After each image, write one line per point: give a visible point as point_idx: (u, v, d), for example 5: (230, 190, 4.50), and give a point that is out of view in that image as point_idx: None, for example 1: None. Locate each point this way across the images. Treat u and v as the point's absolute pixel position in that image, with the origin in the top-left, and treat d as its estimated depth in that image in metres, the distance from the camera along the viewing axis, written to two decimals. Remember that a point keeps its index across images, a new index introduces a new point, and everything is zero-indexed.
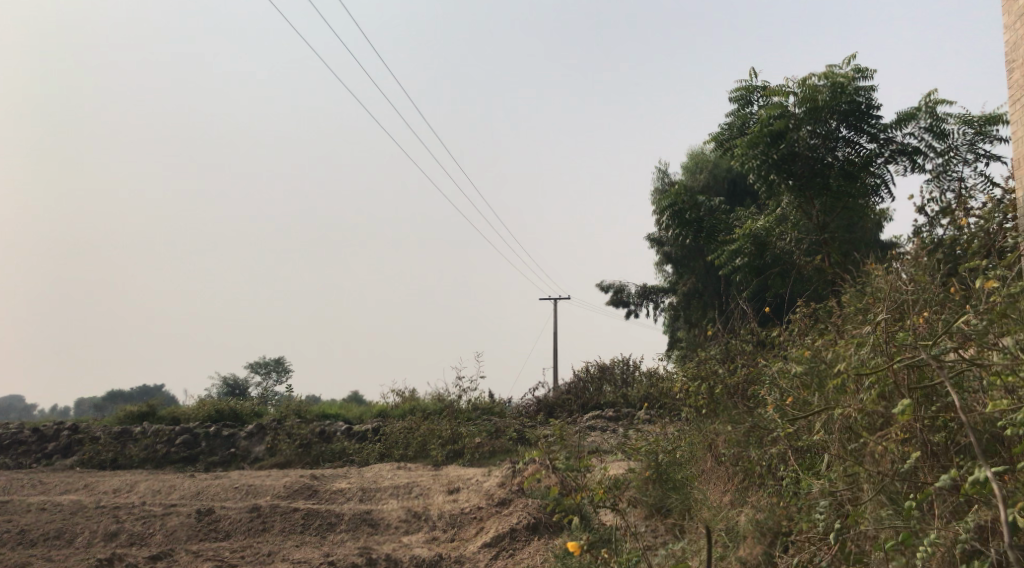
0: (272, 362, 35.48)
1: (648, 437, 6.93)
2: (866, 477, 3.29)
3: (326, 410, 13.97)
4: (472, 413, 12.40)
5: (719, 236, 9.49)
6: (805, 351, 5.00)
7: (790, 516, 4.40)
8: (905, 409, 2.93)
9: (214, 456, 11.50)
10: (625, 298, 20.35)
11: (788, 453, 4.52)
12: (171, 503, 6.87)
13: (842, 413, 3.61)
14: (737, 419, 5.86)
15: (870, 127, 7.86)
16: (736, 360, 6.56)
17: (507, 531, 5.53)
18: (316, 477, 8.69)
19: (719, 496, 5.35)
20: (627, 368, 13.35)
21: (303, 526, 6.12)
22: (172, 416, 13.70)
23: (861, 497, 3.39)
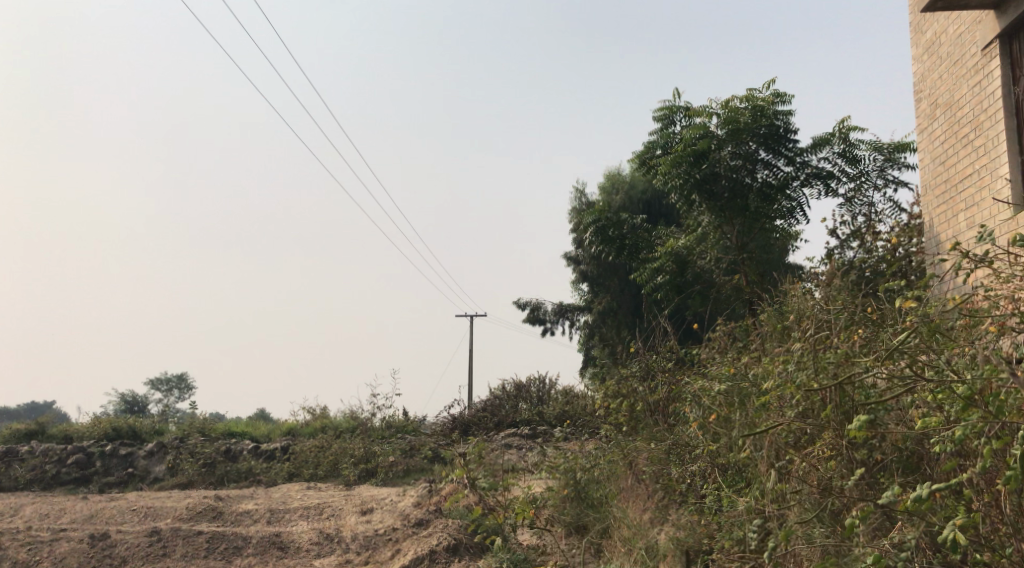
0: (173, 378, 33.66)
1: (567, 454, 6.88)
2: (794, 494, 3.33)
3: (232, 428, 13.30)
4: (386, 431, 12.08)
5: (641, 254, 9.65)
6: (727, 369, 5.10)
7: (710, 533, 4.42)
8: (859, 426, 2.93)
9: (108, 476, 10.71)
10: (541, 316, 20.46)
11: (711, 472, 4.63)
12: (60, 527, 6.29)
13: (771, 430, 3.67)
14: (659, 436, 5.90)
15: (787, 150, 8.16)
16: (656, 379, 6.56)
17: (427, 553, 5.30)
18: (221, 498, 8.20)
19: (639, 514, 5.35)
20: (543, 386, 13.34)
21: (207, 550, 5.73)
22: (63, 433, 12.72)
23: (787, 515, 3.43)
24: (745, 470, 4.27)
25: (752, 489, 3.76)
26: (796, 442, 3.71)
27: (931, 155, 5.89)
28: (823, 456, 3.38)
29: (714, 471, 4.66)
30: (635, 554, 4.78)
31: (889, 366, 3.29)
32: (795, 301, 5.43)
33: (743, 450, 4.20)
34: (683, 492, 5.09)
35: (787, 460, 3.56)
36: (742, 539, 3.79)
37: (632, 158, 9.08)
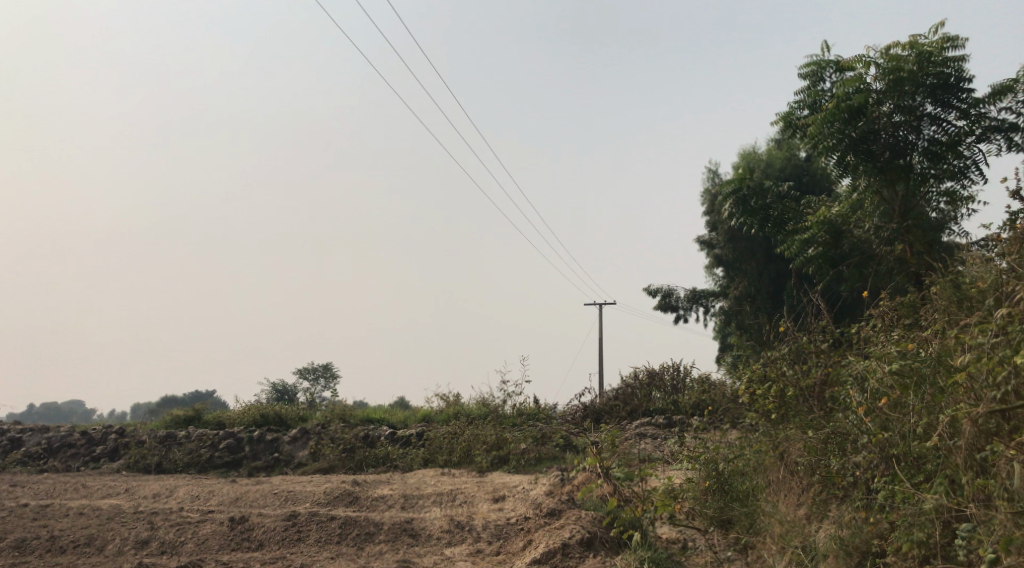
0: (319, 367, 35.42)
1: (707, 444, 6.40)
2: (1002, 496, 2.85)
3: (370, 415, 13.71)
4: (518, 418, 11.99)
5: (787, 225, 8.84)
6: (898, 347, 4.48)
7: (882, 532, 3.85)
8: None
9: (257, 461, 11.31)
10: (673, 302, 19.68)
11: (881, 464, 4.04)
12: (210, 509, 6.59)
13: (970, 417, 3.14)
14: (816, 423, 5.29)
15: (958, 102, 7.24)
16: (811, 361, 5.97)
17: (559, 546, 4.93)
18: (358, 484, 8.38)
19: (793, 510, 4.82)
20: (677, 374, 12.75)
21: (340, 535, 5.77)
22: (218, 421, 13.63)
23: (994, 517, 2.92)
24: (930, 462, 3.67)
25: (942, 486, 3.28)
26: (1002, 429, 3.11)
27: None
28: None
29: (883, 463, 4.04)
30: (791, 555, 4.31)
31: None
32: (976, 269, 4.69)
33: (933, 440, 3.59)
34: (847, 487, 4.50)
35: (992, 451, 3.03)
36: (927, 540, 3.24)
37: (776, 121, 8.42)
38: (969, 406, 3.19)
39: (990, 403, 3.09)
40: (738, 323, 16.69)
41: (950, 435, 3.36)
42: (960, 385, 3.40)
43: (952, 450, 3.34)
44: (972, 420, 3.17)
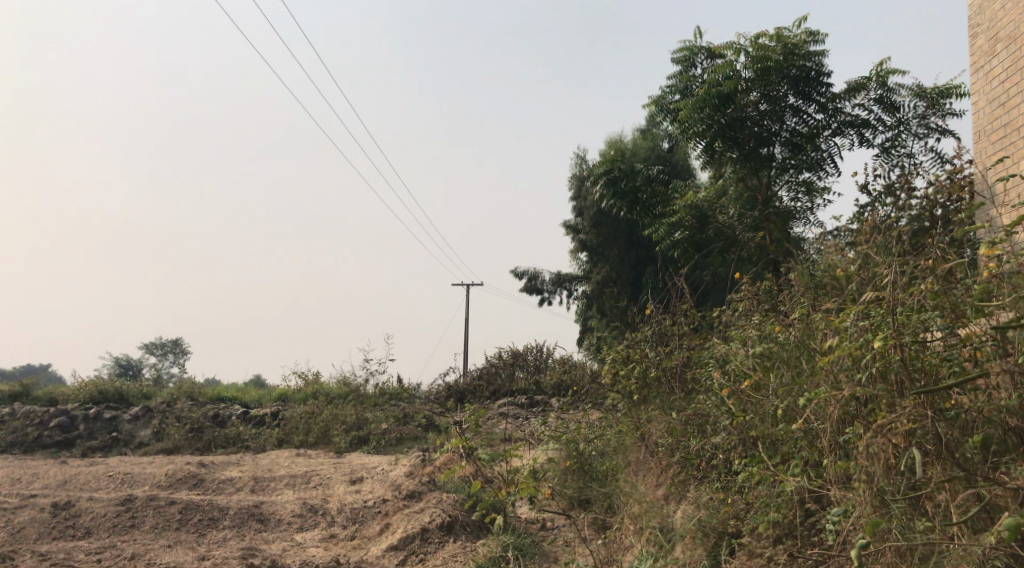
0: (165, 342, 32.89)
1: (570, 424, 6.44)
2: (864, 479, 3.01)
3: (221, 393, 12.81)
4: (380, 399, 11.63)
5: (656, 209, 9.06)
6: (758, 332, 4.63)
7: (738, 512, 3.95)
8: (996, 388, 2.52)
9: (93, 440, 10.23)
10: (539, 285, 19.91)
11: (739, 447, 4.17)
12: (30, 493, 5.78)
13: (835, 400, 3.28)
14: (679, 405, 5.36)
15: (818, 95, 7.71)
16: (672, 343, 6.07)
17: (417, 531, 4.34)
18: (204, 465, 7.72)
19: (652, 490, 4.94)
20: (541, 355, 12.91)
21: (179, 521, 5.21)
22: (49, 398, 12.23)
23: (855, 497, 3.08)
24: (787, 442, 3.80)
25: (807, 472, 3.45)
26: (861, 412, 3.25)
27: (987, 96, 5.59)
28: (901, 430, 2.98)
29: (742, 444, 4.18)
30: (649, 535, 4.39)
31: (980, 337, 2.95)
32: (830, 258, 4.94)
33: (797, 422, 3.70)
34: (705, 467, 4.57)
35: (853, 434, 3.18)
36: (784, 519, 3.48)
37: (647, 104, 8.56)
38: (833, 389, 3.33)
39: (853, 386, 3.21)
40: (599, 307, 17.12)
41: (818, 418, 3.48)
42: (823, 367, 3.53)
43: (817, 433, 3.50)
44: (836, 402, 3.31)
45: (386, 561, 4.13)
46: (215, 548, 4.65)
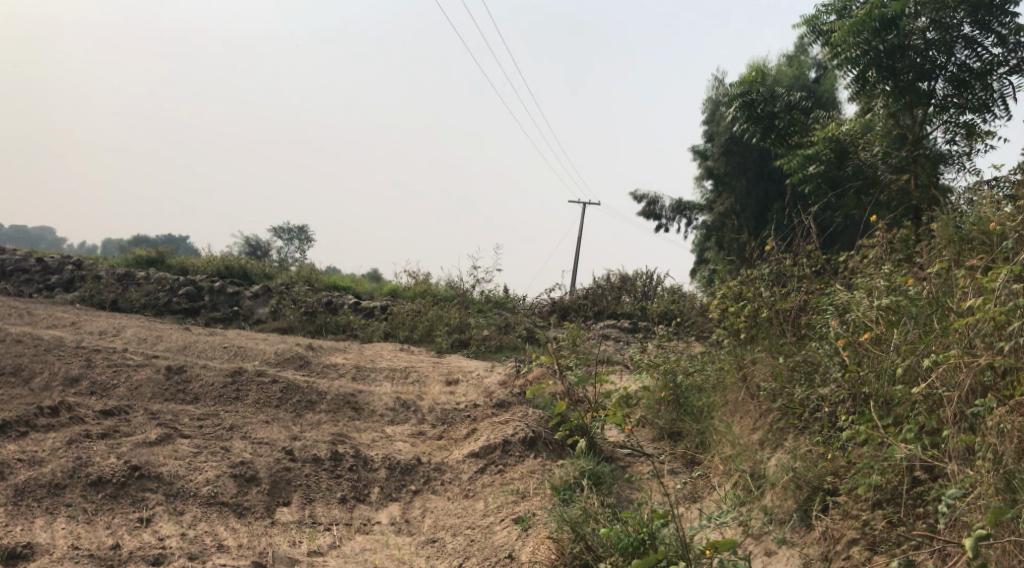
0: (294, 227, 34.62)
1: (670, 355, 6.27)
2: (991, 458, 2.68)
3: (336, 282, 13.41)
4: (484, 306, 11.79)
5: (792, 139, 8.34)
6: (888, 283, 4.20)
7: (836, 470, 3.67)
8: None
9: (215, 312, 11.03)
10: (657, 210, 19.27)
11: (848, 402, 3.86)
12: (155, 354, 6.27)
13: (970, 367, 2.91)
14: (788, 350, 5.00)
15: (999, 26, 6.73)
16: (791, 284, 5.64)
17: (499, 441, 4.19)
18: (312, 348, 8.13)
19: (747, 434, 4.75)
20: (650, 282, 12.61)
21: (280, 400, 5.51)
22: (182, 266, 13.27)
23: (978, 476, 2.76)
24: (902, 405, 3.44)
25: (923, 441, 3.13)
26: (997, 383, 2.91)
27: None
28: None
29: (852, 401, 3.87)
30: (739, 479, 4.27)
31: None
32: (985, 209, 4.36)
33: (919, 385, 3.35)
34: (806, 418, 4.27)
35: (986, 409, 2.82)
36: (889, 486, 3.20)
37: (798, 23, 7.74)
38: (970, 354, 2.96)
39: (993, 355, 2.88)
40: (717, 239, 16.36)
41: (946, 385, 3.13)
42: (959, 329, 3.15)
43: (941, 400, 3.15)
44: (971, 370, 2.95)
45: (466, 468, 4.05)
46: (307, 430, 4.87)
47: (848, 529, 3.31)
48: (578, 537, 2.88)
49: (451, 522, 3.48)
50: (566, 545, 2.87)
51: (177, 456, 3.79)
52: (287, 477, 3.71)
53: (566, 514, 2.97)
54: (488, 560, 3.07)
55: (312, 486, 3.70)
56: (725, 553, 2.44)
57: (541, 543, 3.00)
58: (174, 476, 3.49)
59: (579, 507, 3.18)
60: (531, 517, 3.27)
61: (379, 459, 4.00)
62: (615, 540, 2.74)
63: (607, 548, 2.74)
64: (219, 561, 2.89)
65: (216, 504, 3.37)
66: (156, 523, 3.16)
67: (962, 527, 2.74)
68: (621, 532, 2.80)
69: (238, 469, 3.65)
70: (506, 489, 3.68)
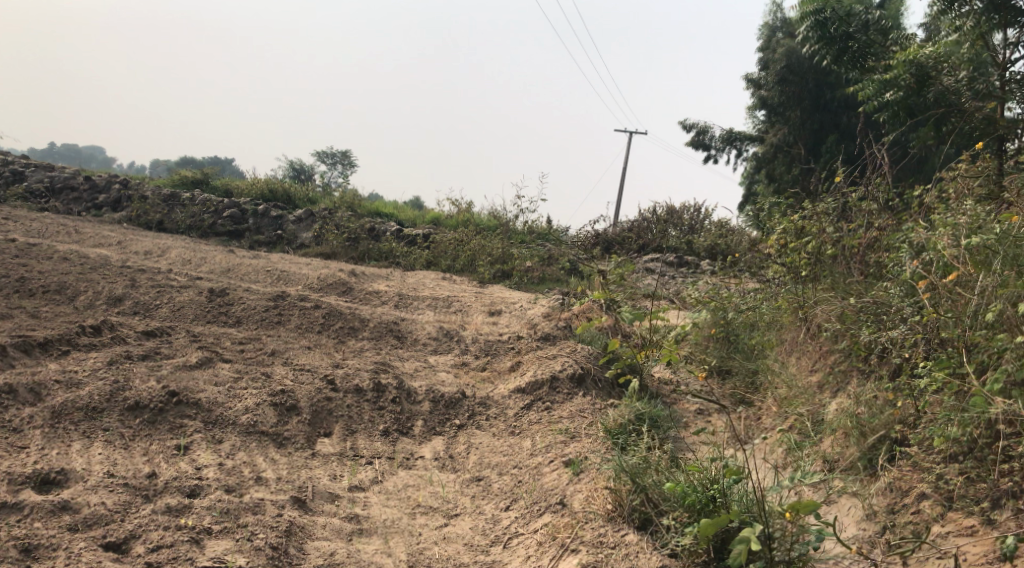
0: (338, 152, 34.60)
1: (722, 291, 6.00)
2: None
3: (379, 208, 13.26)
4: (527, 237, 11.54)
5: (867, 63, 7.70)
6: (977, 218, 3.83)
7: (905, 419, 3.42)
8: None
9: (259, 235, 11.02)
10: (706, 141, 18.53)
11: (924, 347, 3.57)
12: (199, 276, 6.24)
13: None
14: (855, 290, 4.65)
15: None
16: (858, 218, 5.27)
17: (547, 377, 4.03)
18: (354, 274, 8.04)
19: (806, 376, 4.51)
20: (697, 215, 12.15)
21: (322, 325, 5.43)
22: (226, 189, 13.27)
23: None
24: (989, 352, 3.13)
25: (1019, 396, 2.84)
26: None
27: None
28: None
29: (927, 346, 3.58)
30: (797, 424, 4.07)
31: None
32: None
33: (1014, 333, 3.02)
34: (874, 363, 3.99)
35: None
36: (971, 441, 2.96)
37: None
38: None
39: None
40: (767, 172, 15.68)
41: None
42: None
43: None
44: None
45: (511, 404, 3.91)
46: (349, 358, 4.79)
47: (920, 481, 3.09)
48: (637, 489, 2.70)
49: (497, 459, 3.36)
50: (625, 497, 2.70)
51: (218, 381, 3.72)
52: (329, 407, 3.61)
53: (624, 463, 2.79)
54: (537, 504, 2.95)
55: (354, 418, 3.60)
56: (802, 517, 2.24)
57: (596, 492, 2.85)
58: (213, 403, 3.42)
59: (636, 455, 3.00)
60: (583, 461, 3.12)
61: (423, 392, 3.89)
62: (679, 495, 2.55)
63: (674, 505, 2.58)
64: (257, 495, 2.81)
65: (255, 433, 3.30)
66: (194, 451, 3.09)
67: None
68: (680, 483, 2.62)
69: (279, 397, 3.57)
70: (555, 428, 3.53)
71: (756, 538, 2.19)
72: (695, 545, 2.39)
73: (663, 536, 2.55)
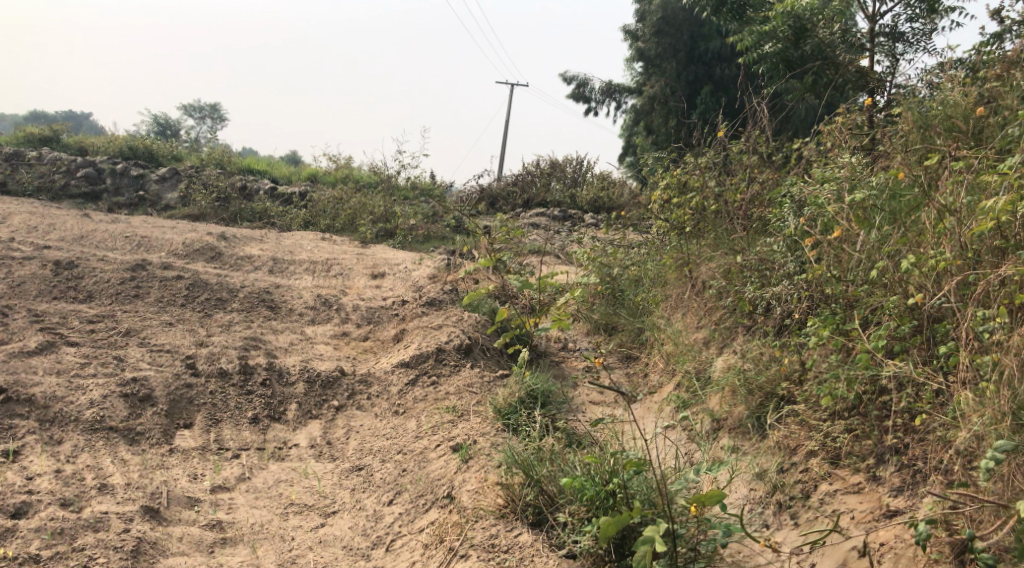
0: (205, 105, 32.28)
1: (608, 247, 5.95)
2: (995, 381, 2.48)
3: (251, 165, 12.39)
4: (410, 193, 11.14)
5: (747, 14, 7.77)
6: (855, 175, 3.92)
7: (791, 375, 3.47)
8: None
9: (118, 197, 10.01)
10: (587, 93, 18.56)
11: (807, 304, 3.63)
12: (46, 245, 5.52)
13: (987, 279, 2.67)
14: (737, 246, 4.69)
15: None
16: (738, 172, 5.31)
17: (433, 349, 3.82)
18: (226, 237, 7.42)
19: (692, 332, 4.54)
20: (580, 168, 12.15)
21: (185, 298, 4.91)
22: (79, 146, 11.96)
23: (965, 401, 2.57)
24: (873, 310, 3.22)
25: (906, 357, 2.94)
26: (999, 295, 2.70)
27: None
28: None
29: (808, 302, 3.65)
30: (686, 382, 4.09)
31: None
32: (956, 95, 4.08)
33: (898, 293, 3.11)
34: (758, 319, 4.04)
35: (989, 327, 2.61)
36: (857, 401, 3.04)
37: None
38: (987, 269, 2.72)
39: (1007, 268, 2.64)
40: (644, 125, 15.87)
41: (941, 295, 2.85)
42: (966, 236, 2.91)
43: (930, 310, 2.94)
44: (985, 284, 2.72)
45: (395, 380, 3.67)
46: (216, 334, 4.36)
47: (806, 439, 3.16)
48: (530, 482, 2.57)
49: (380, 444, 3.15)
50: (517, 492, 2.56)
51: (58, 368, 3.25)
52: (189, 395, 3.27)
53: (515, 455, 2.65)
54: (422, 497, 2.76)
55: (218, 405, 3.28)
56: (711, 503, 2.20)
57: (486, 483, 2.68)
58: (50, 398, 2.99)
59: (528, 441, 2.87)
60: (471, 446, 2.95)
61: (297, 372, 3.58)
62: (575, 486, 2.44)
63: (572, 501, 2.45)
64: (99, 508, 2.46)
65: (102, 430, 2.92)
66: (26, 457, 2.69)
67: (955, 458, 2.57)
68: (576, 473, 2.50)
69: (129, 387, 3.16)
70: (441, 406, 3.35)
71: (661, 536, 2.11)
72: (595, 543, 2.28)
73: (557, 534, 2.43)
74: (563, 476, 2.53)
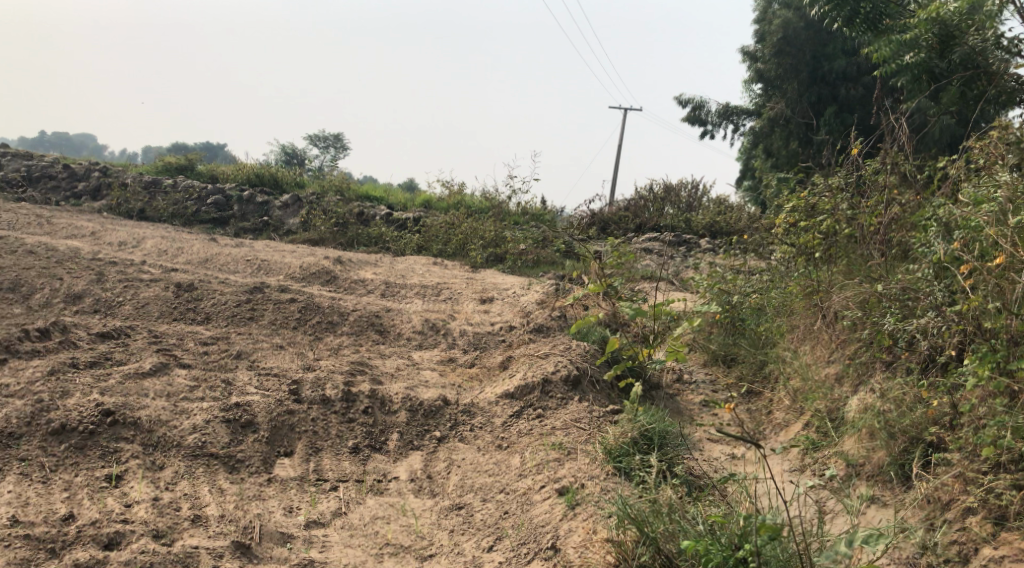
0: (330, 135, 34.02)
1: (726, 273, 5.60)
2: None
3: (368, 192, 12.79)
4: (521, 219, 11.10)
5: (884, 24, 7.19)
6: (1019, 193, 3.44)
7: (941, 419, 3.04)
8: None
9: (245, 222, 10.55)
10: (702, 117, 18.03)
11: (964, 339, 3.17)
12: (174, 267, 5.81)
13: None
14: (875, 274, 4.24)
15: None
16: (875, 192, 4.84)
17: (539, 380, 3.65)
18: (341, 261, 7.58)
19: (823, 367, 4.12)
20: (695, 192, 11.72)
21: (298, 320, 5.00)
22: (212, 175, 12.76)
23: None
24: None
25: None
26: None
27: None
28: None
29: (964, 337, 3.20)
30: (815, 423, 3.69)
31: None
32: None
33: None
34: (901, 355, 3.60)
35: None
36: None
37: None
38: None
39: None
40: (764, 148, 15.17)
41: None
42: None
43: None
44: None
45: (499, 411, 3.52)
46: (324, 358, 4.38)
47: (962, 494, 2.73)
48: (645, 540, 2.34)
49: (482, 482, 3.02)
50: (631, 549, 2.34)
51: (167, 391, 3.35)
52: (290, 422, 3.27)
53: (627, 507, 2.43)
54: (525, 545, 2.62)
55: (319, 433, 3.26)
56: None
57: (594, 537, 2.49)
58: (155, 422, 3.10)
59: (647, 495, 2.66)
60: (579, 491, 2.79)
61: (400, 400, 3.50)
62: (698, 550, 2.19)
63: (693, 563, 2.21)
64: (190, 542, 2.52)
65: (202, 457, 3.00)
66: (127, 482, 2.81)
67: None
68: (700, 535, 2.27)
69: (232, 413, 3.23)
70: (546, 443, 3.18)
71: None
72: None
73: None
74: (682, 534, 2.29)
